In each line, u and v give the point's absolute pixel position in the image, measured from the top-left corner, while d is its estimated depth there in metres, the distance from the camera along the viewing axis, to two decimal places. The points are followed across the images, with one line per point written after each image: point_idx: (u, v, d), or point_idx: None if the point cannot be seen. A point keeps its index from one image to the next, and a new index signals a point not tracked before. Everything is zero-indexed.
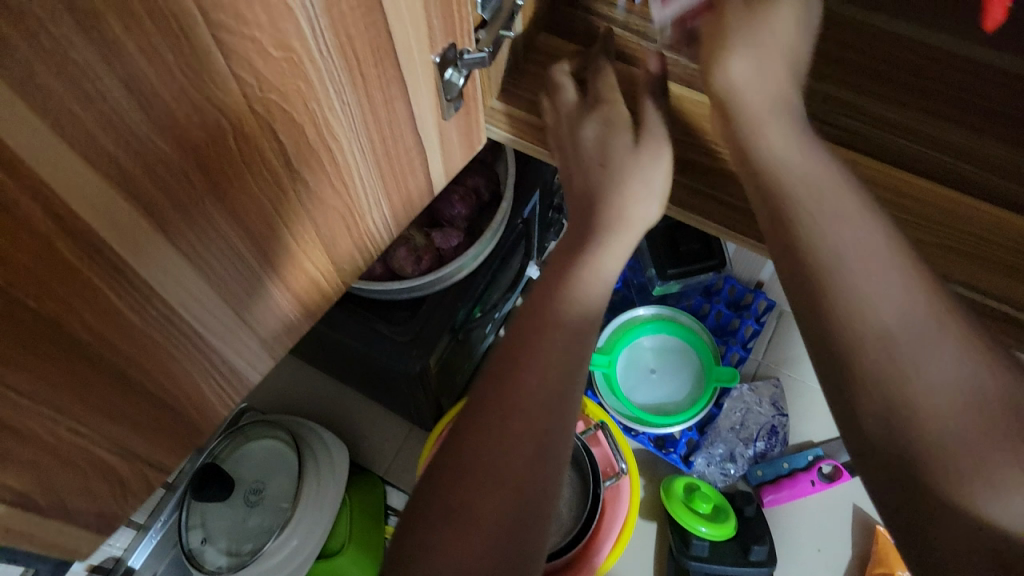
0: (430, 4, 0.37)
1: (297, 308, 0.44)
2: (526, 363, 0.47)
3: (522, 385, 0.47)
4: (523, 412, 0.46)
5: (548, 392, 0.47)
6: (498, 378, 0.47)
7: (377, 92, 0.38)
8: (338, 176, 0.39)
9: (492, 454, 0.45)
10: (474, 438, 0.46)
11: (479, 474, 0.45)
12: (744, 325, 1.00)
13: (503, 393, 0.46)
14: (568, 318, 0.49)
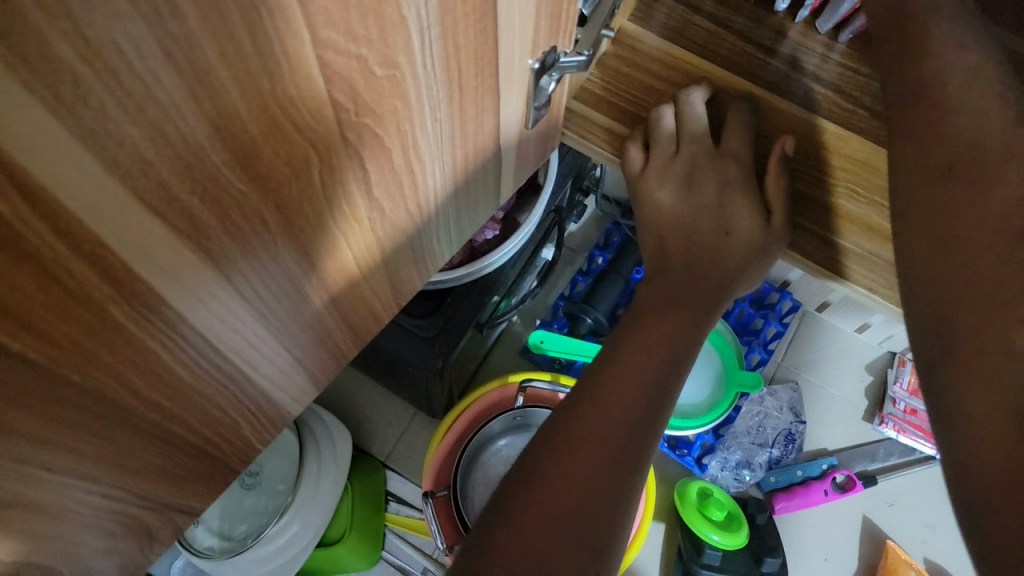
0: (542, 5, 0.32)
1: (348, 335, 0.39)
2: (602, 409, 0.43)
3: (598, 431, 0.42)
4: (598, 460, 0.41)
5: (623, 438, 0.42)
6: (569, 421, 0.43)
7: (470, 105, 0.32)
8: (414, 196, 0.34)
9: (561, 501, 0.40)
10: (540, 483, 0.40)
11: (546, 520, 0.39)
12: (767, 326, 0.95)
13: (578, 438, 0.42)
14: (648, 361, 0.45)
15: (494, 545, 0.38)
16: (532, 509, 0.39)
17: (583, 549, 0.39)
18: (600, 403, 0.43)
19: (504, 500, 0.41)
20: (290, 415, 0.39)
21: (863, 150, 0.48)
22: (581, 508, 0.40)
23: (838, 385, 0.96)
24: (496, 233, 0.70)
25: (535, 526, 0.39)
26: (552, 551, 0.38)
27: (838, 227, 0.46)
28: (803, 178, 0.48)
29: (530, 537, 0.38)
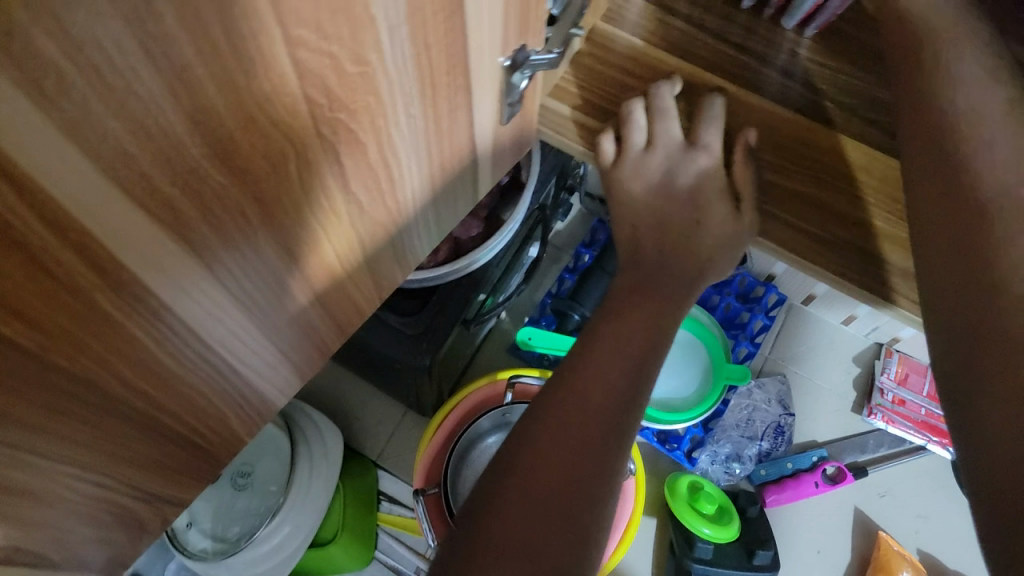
0: (510, 5, 0.33)
1: (331, 329, 0.40)
2: (581, 393, 0.44)
3: (579, 415, 0.44)
4: (579, 443, 0.43)
5: (602, 421, 0.44)
6: (550, 407, 0.44)
7: (443, 101, 0.33)
8: (391, 192, 0.35)
9: (544, 483, 0.41)
10: (523, 467, 0.41)
11: (529, 502, 0.40)
12: (754, 319, 0.95)
13: (559, 422, 0.43)
14: (624, 351, 0.47)
15: (479, 529, 0.39)
16: (516, 492, 0.40)
17: (566, 530, 0.40)
18: (578, 389, 0.45)
19: (487, 486, 0.42)
20: (276, 406, 0.40)
21: (831, 138, 0.49)
22: (563, 489, 0.41)
23: (826, 377, 0.96)
24: (480, 230, 0.71)
25: (519, 508, 0.40)
26: (535, 532, 0.39)
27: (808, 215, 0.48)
28: (768, 167, 0.49)
29: (513, 519, 0.39)
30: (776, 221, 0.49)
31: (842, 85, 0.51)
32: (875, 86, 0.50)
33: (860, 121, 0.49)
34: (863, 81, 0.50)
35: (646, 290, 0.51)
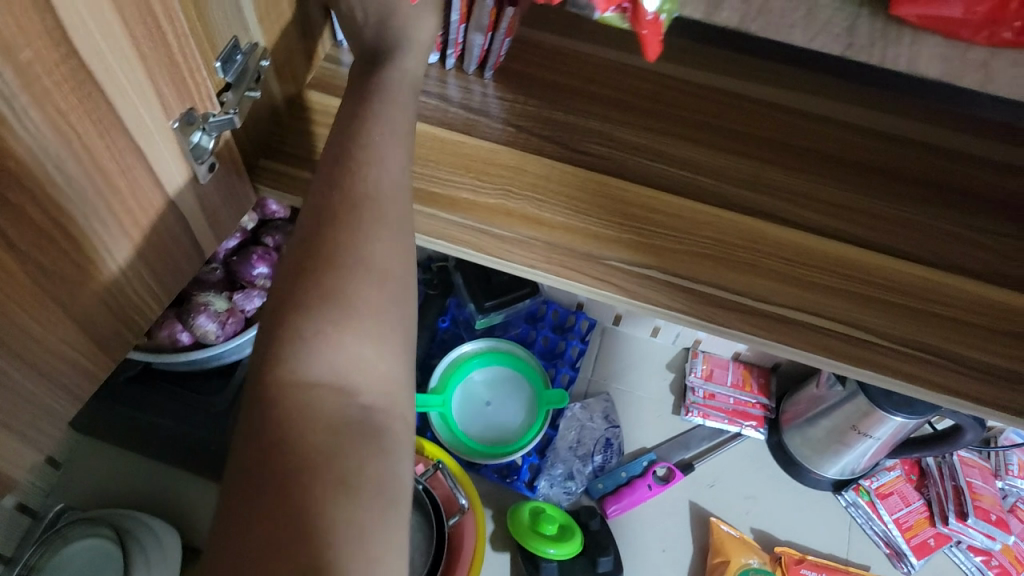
0: (155, 73, 0.37)
1: (59, 394, 0.42)
2: (378, 193, 0.43)
3: (381, 219, 0.42)
4: (390, 245, 0.42)
5: (397, 216, 0.43)
6: (340, 215, 0.42)
7: (109, 164, 0.37)
8: (81, 254, 0.38)
9: (368, 292, 0.40)
10: (336, 287, 0.40)
11: (357, 321, 0.39)
12: (570, 346, 1.02)
13: (363, 228, 0.42)
14: (391, 136, 0.46)
15: (308, 371, 0.38)
16: (334, 310, 0.39)
17: (400, 349, 0.41)
18: (365, 189, 0.43)
19: (284, 310, 0.39)
20: (9, 477, 0.41)
21: (513, 157, 0.53)
22: (390, 310, 0.41)
23: (644, 387, 1.02)
24: (264, 299, 0.73)
25: (355, 335, 0.39)
26: (380, 370, 0.40)
27: (500, 221, 0.50)
28: (460, 186, 0.51)
29: (355, 346, 0.39)
30: (452, 222, 0.50)
31: (528, 112, 0.55)
32: (548, 109, 0.55)
33: (536, 138, 0.54)
34: (549, 108, 0.56)
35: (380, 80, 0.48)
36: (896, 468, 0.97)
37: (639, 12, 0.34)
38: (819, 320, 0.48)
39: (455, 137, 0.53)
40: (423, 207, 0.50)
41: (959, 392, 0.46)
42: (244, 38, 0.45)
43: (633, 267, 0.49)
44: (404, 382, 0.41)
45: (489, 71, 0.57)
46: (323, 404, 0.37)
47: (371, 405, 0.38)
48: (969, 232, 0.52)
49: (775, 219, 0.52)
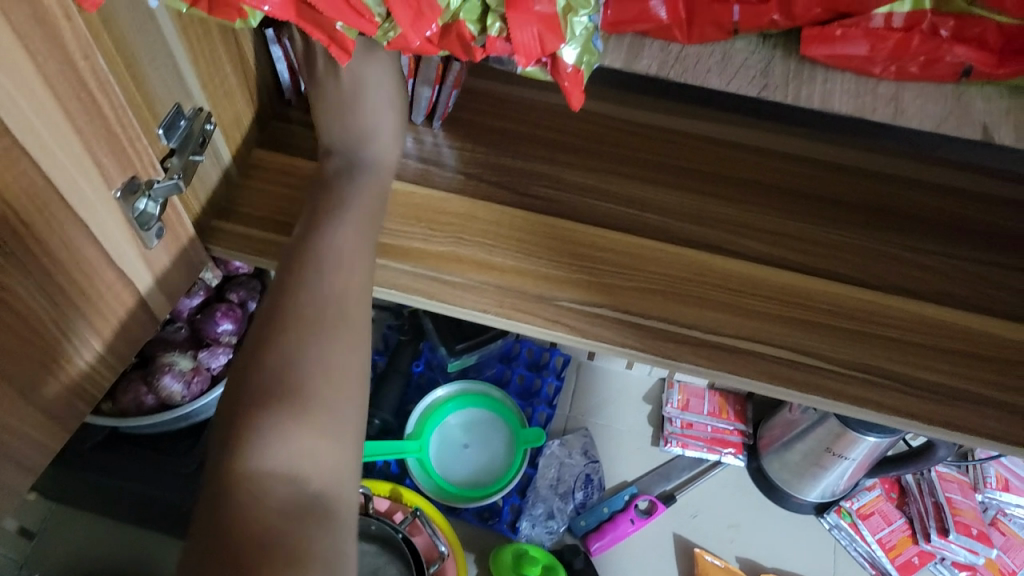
0: (93, 146, 0.38)
1: (10, 467, 0.42)
2: (339, 296, 0.46)
3: (341, 326, 0.45)
4: (348, 350, 0.45)
5: (354, 322, 0.46)
6: (303, 313, 0.45)
7: (50, 237, 0.38)
8: (26, 327, 0.39)
9: (322, 391, 0.43)
10: (292, 381, 0.43)
11: (313, 419, 0.42)
12: (546, 383, 1.01)
13: (324, 331, 0.45)
14: (358, 231, 0.49)
15: (266, 462, 0.40)
16: (291, 410, 0.42)
17: (352, 446, 0.43)
18: (330, 290, 0.46)
19: (245, 405, 0.42)
20: None
21: (462, 205, 0.53)
22: (346, 406, 0.44)
23: (622, 420, 1.01)
24: (229, 356, 0.73)
25: (312, 433, 0.41)
26: (330, 460, 0.42)
27: (451, 268, 0.51)
28: (412, 234, 0.52)
29: (310, 442, 0.41)
30: (406, 272, 0.51)
31: (476, 159, 0.57)
32: (494, 155, 0.57)
33: (485, 185, 0.55)
34: (497, 154, 0.57)
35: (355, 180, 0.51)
36: (876, 487, 0.97)
37: (559, 65, 0.38)
38: (770, 349, 0.49)
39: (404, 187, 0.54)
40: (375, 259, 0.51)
41: (906, 412, 0.47)
42: (186, 104, 0.46)
43: (583, 306, 0.50)
44: (355, 477, 0.43)
45: (437, 121, 0.58)
46: (276, 495, 0.39)
47: (320, 495, 0.41)
48: (908, 253, 0.53)
49: (722, 251, 0.53)
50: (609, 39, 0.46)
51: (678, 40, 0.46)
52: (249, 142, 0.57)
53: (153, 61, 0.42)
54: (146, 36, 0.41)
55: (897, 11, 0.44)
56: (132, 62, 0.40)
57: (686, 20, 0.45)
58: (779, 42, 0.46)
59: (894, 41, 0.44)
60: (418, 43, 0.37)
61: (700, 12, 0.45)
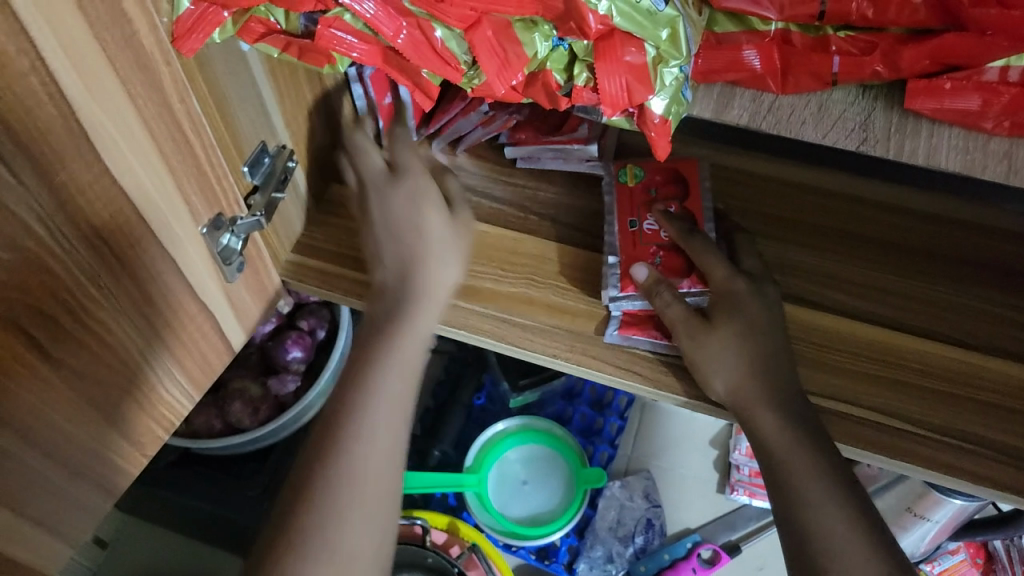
0: (182, 181, 0.39)
1: (94, 491, 0.43)
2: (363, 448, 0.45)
3: (386, 463, 0.46)
4: (388, 485, 0.46)
5: (387, 460, 0.46)
6: (344, 458, 0.45)
7: (139, 270, 0.39)
8: (112, 357, 0.39)
9: (360, 538, 0.44)
10: (331, 535, 0.43)
11: (345, 572, 0.43)
12: (608, 423, 0.97)
13: (366, 480, 0.45)
14: (404, 364, 0.48)
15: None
16: (328, 562, 0.43)
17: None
18: (366, 437, 0.46)
19: (282, 551, 0.43)
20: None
21: (535, 246, 0.54)
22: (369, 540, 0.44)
23: (687, 465, 0.96)
24: (297, 383, 0.74)
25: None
26: None
27: (514, 308, 0.52)
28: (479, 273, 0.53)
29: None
30: (476, 312, 0.52)
31: (555, 204, 0.57)
32: (568, 196, 0.57)
33: (559, 226, 0.56)
34: (573, 199, 0.57)
35: (407, 312, 0.49)
36: (960, 550, 0.87)
37: (648, 116, 0.37)
38: (858, 410, 0.47)
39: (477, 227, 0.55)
40: None
41: (1008, 486, 0.44)
42: (272, 142, 0.47)
43: (654, 354, 0.50)
44: None
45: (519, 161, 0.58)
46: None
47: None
48: (1013, 313, 0.50)
49: (808, 304, 0.51)
50: (697, 88, 0.42)
51: (772, 90, 0.41)
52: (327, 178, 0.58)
53: (240, 102, 0.43)
54: (237, 78, 0.42)
55: (1014, 65, 0.39)
56: (224, 105, 0.41)
57: (781, 69, 0.41)
58: (880, 93, 0.41)
59: (1010, 97, 0.38)
60: (502, 91, 0.37)
61: (797, 60, 0.41)
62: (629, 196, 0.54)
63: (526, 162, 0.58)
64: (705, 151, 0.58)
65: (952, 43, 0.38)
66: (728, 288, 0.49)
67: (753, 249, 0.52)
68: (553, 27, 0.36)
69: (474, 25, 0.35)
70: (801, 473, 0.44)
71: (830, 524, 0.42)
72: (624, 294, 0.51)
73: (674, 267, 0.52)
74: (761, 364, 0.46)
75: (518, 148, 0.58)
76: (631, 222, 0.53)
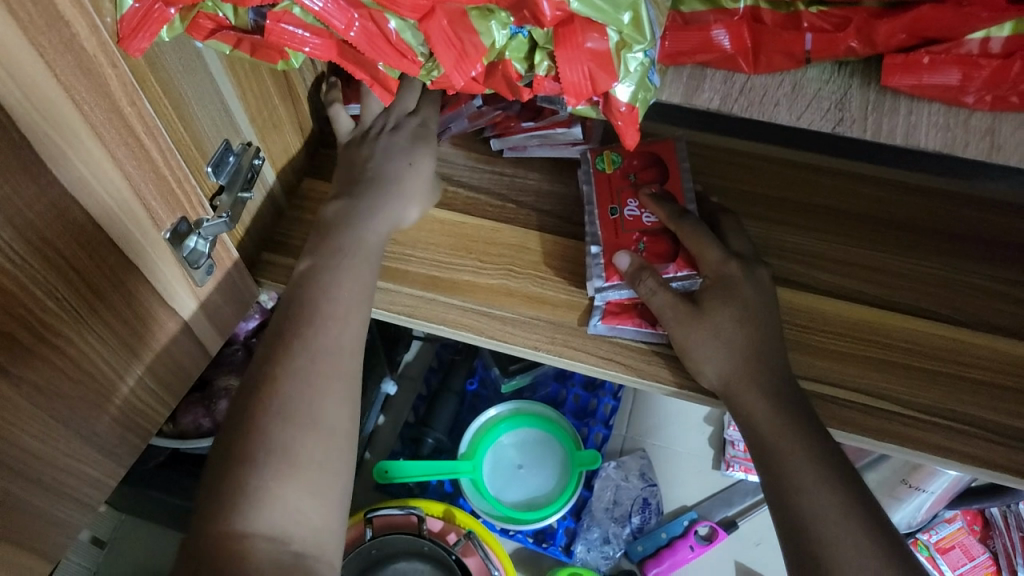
0: (141, 186, 0.38)
1: (68, 504, 0.41)
2: (324, 359, 0.45)
3: (338, 380, 0.45)
4: (340, 402, 0.44)
5: (337, 376, 0.45)
6: (292, 367, 0.44)
7: (97, 280, 0.37)
8: (77, 368, 0.38)
9: (311, 447, 0.42)
10: (279, 442, 0.42)
11: (302, 476, 0.41)
12: (602, 404, 0.96)
13: (314, 391, 0.43)
14: (354, 279, 0.48)
15: (243, 522, 0.39)
16: (280, 466, 0.41)
17: (338, 502, 0.43)
18: (315, 349, 0.45)
19: (237, 464, 0.41)
20: None
21: (516, 235, 0.53)
22: (329, 452, 0.43)
23: (683, 442, 0.95)
24: None
25: (295, 491, 0.41)
26: (314, 516, 0.41)
27: (494, 300, 0.51)
28: (459, 266, 0.52)
29: (293, 498, 0.41)
30: (454, 306, 0.51)
31: (533, 189, 0.56)
32: (547, 182, 0.56)
33: (537, 214, 0.54)
34: (551, 184, 0.56)
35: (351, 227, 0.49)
36: (955, 518, 0.86)
37: (614, 104, 0.36)
38: (843, 391, 0.46)
39: (457, 218, 0.54)
40: (422, 292, 0.51)
41: (997, 464, 0.43)
42: (236, 140, 0.46)
43: (640, 344, 0.49)
44: (334, 535, 0.43)
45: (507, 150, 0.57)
46: (259, 553, 0.39)
47: (303, 553, 0.40)
48: (1002, 287, 0.49)
49: (794, 285, 0.50)
50: (665, 72, 0.40)
51: (743, 70, 0.40)
52: (297, 172, 0.56)
53: (200, 99, 0.41)
54: (193, 75, 0.40)
55: (994, 36, 0.36)
56: (179, 103, 0.39)
57: (752, 48, 0.39)
58: (856, 69, 0.39)
59: (990, 70, 0.36)
60: (461, 82, 0.36)
61: (770, 37, 0.39)
62: (608, 182, 0.52)
63: (513, 151, 0.57)
64: (685, 129, 0.56)
65: (929, 15, 0.36)
66: (721, 272, 0.48)
67: (737, 229, 0.51)
68: (510, 14, 0.34)
69: (428, 14, 0.33)
70: (791, 458, 0.43)
71: (822, 510, 0.41)
72: (609, 284, 0.49)
73: (659, 252, 0.51)
74: (745, 350, 0.45)
75: (504, 139, 0.56)
76: (612, 209, 0.52)
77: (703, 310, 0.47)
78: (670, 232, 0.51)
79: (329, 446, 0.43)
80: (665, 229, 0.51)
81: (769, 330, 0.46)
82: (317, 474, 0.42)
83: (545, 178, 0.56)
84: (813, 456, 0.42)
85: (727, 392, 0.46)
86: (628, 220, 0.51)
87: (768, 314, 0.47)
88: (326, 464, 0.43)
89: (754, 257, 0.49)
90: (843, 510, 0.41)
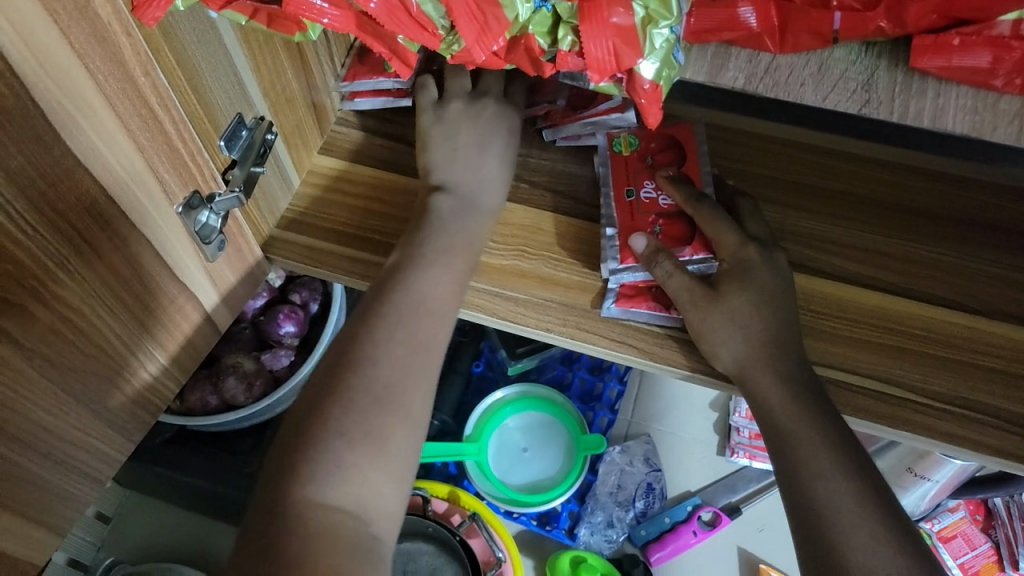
0: (153, 158, 0.38)
1: (77, 479, 0.41)
2: (420, 349, 0.45)
3: (429, 372, 0.45)
4: (425, 391, 0.45)
5: (426, 365, 0.45)
6: (392, 355, 0.44)
7: (109, 253, 0.37)
8: (89, 342, 0.38)
9: (400, 431, 0.42)
10: (367, 423, 0.42)
11: (386, 458, 0.41)
12: (608, 388, 0.96)
13: (408, 376, 0.44)
14: (454, 272, 0.48)
15: (324, 495, 0.39)
16: (368, 445, 0.41)
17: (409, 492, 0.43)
18: (416, 342, 0.45)
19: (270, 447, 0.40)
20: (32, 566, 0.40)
21: (529, 216, 0.53)
22: (412, 439, 0.43)
23: (688, 427, 0.95)
24: (291, 358, 0.72)
25: (378, 472, 0.41)
26: (389, 499, 0.41)
27: (506, 280, 0.51)
28: None
29: (376, 479, 0.41)
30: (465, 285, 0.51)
31: (547, 170, 0.55)
32: (560, 163, 0.55)
33: (550, 194, 0.54)
34: (564, 165, 0.55)
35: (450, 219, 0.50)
36: (959, 507, 0.86)
37: (637, 82, 0.36)
38: (857, 378, 0.46)
39: None
40: None
41: (1010, 453, 0.43)
42: (249, 114, 0.45)
43: (653, 327, 0.49)
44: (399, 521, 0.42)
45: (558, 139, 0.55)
46: (338, 527, 0.38)
47: (377, 535, 0.40)
48: (1017, 274, 0.49)
49: (808, 270, 0.50)
50: (690, 49, 0.40)
51: (769, 50, 0.39)
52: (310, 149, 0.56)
53: (213, 70, 0.40)
54: (207, 46, 0.40)
55: None
56: (192, 73, 0.39)
57: (779, 27, 0.39)
58: (884, 51, 0.39)
59: (1022, 52, 0.36)
60: (483, 57, 0.35)
61: (796, 16, 0.38)
62: (624, 163, 0.52)
63: (567, 141, 0.55)
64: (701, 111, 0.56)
65: None
66: (736, 256, 0.47)
67: (753, 212, 0.50)
68: None
69: None
70: (806, 446, 0.42)
71: (833, 497, 0.41)
72: (624, 266, 0.49)
73: (675, 235, 0.50)
74: (760, 335, 0.45)
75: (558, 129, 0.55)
76: (627, 191, 0.51)
77: (717, 294, 0.47)
78: (686, 215, 0.51)
79: (412, 432, 0.43)
80: (681, 212, 0.51)
81: (784, 315, 0.46)
82: (398, 457, 0.42)
83: (559, 158, 0.55)
84: (826, 443, 0.42)
85: (740, 376, 0.45)
86: (644, 203, 0.51)
87: (783, 299, 0.46)
88: (407, 447, 0.43)
89: (771, 241, 0.49)
90: (854, 497, 0.41)
